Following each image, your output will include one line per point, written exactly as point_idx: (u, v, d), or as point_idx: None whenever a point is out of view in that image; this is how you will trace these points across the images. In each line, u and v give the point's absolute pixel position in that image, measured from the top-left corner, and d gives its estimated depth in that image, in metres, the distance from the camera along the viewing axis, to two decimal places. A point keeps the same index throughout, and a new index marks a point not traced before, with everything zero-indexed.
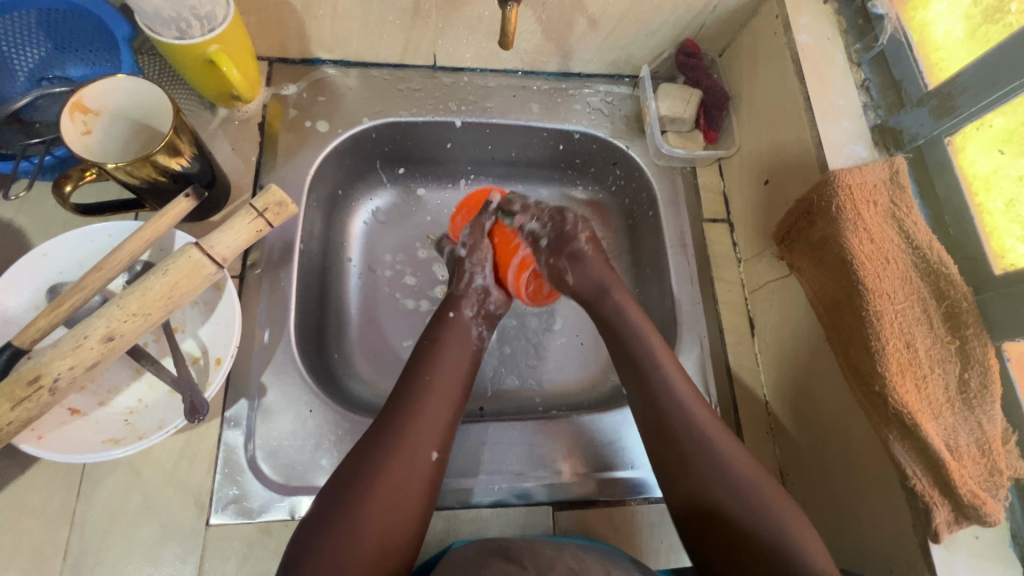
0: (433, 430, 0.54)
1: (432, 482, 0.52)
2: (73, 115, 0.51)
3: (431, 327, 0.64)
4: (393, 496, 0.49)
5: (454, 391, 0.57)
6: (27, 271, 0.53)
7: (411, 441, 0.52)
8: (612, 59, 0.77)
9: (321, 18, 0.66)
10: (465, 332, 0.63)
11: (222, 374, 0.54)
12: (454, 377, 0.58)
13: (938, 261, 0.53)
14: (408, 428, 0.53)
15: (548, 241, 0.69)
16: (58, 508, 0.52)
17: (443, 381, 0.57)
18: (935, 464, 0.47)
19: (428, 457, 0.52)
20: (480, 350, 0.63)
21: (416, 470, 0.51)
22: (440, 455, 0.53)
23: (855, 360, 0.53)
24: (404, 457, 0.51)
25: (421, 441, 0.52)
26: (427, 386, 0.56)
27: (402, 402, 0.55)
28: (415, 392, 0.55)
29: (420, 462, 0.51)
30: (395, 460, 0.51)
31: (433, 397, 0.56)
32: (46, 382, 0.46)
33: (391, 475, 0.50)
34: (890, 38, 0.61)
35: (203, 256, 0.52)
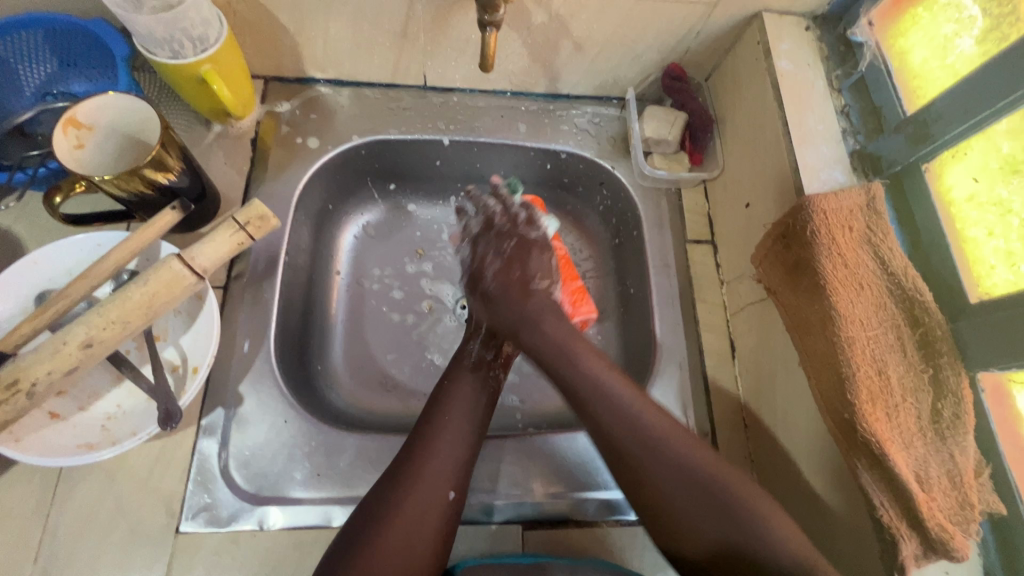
0: (449, 469, 0.54)
1: (449, 518, 0.52)
2: (66, 131, 0.53)
3: (450, 367, 0.63)
4: (411, 533, 0.50)
5: (469, 429, 0.57)
6: (17, 278, 0.55)
7: (428, 478, 0.52)
8: (599, 82, 0.78)
9: (313, 39, 0.68)
10: (482, 374, 0.62)
11: (197, 382, 0.55)
12: (468, 416, 0.58)
13: (913, 287, 0.53)
14: (424, 468, 0.53)
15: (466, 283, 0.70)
16: (32, 510, 0.53)
17: (454, 416, 0.57)
18: (902, 494, 0.46)
19: (446, 495, 0.52)
20: (497, 392, 0.63)
21: (432, 509, 0.51)
22: (458, 493, 0.53)
23: (827, 388, 0.52)
24: (421, 493, 0.52)
25: (436, 481, 0.53)
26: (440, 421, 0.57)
27: (416, 440, 0.55)
28: (429, 429, 0.56)
29: (437, 500, 0.52)
30: (411, 501, 0.51)
31: (450, 434, 0.56)
32: (23, 386, 0.47)
33: (408, 515, 0.50)
34: (870, 64, 0.62)
35: (184, 267, 0.53)
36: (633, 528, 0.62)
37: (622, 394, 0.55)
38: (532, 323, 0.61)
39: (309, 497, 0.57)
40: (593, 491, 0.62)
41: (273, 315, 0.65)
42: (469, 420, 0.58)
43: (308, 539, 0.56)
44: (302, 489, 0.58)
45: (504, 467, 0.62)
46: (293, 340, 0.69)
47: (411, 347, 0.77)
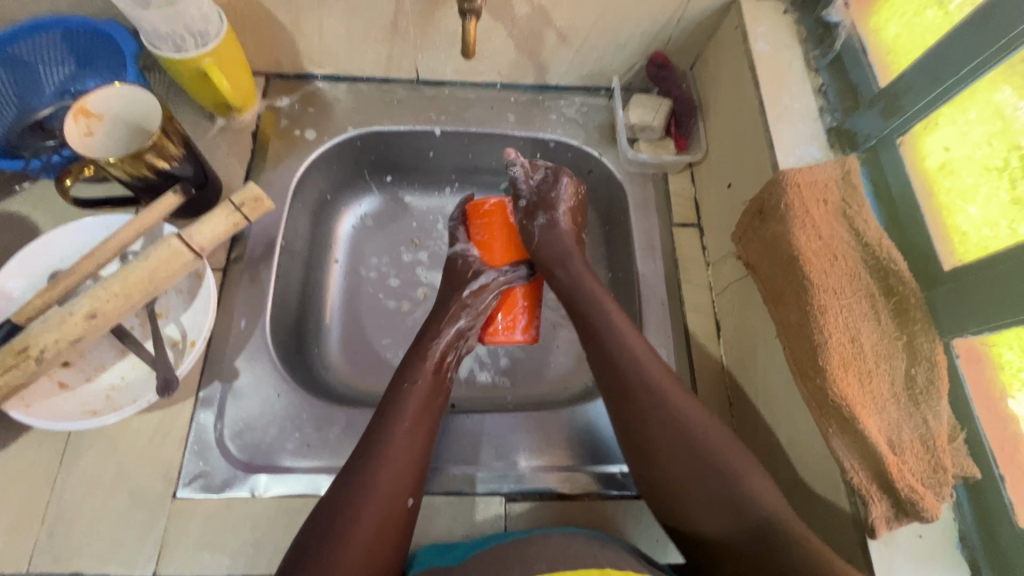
0: (409, 474, 0.54)
1: (405, 523, 0.52)
2: (77, 119, 0.57)
3: (409, 361, 0.62)
4: (371, 539, 0.49)
5: (427, 431, 0.57)
6: (32, 257, 0.60)
7: (387, 480, 0.52)
8: (586, 72, 0.81)
9: (309, 36, 0.72)
10: (439, 377, 0.62)
11: (194, 354, 0.58)
12: (423, 419, 0.58)
13: (886, 256, 0.53)
14: (384, 473, 0.53)
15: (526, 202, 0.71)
16: (41, 474, 0.57)
17: (414, 416, 0.57)
18: (873, 457, 0.46)
19: (405, 503, 0.52)
20: (450, 383, 0.64)
21: (391, 514, 0.51)
22: (415, 501, 0.54)
23: (800, 356, 0.52)
24: (381, 498, 0.51)
25: (394, 490, 0.52)
26: (403, 420, 0.56)
27: (378, 440, 0.55)
28: (387, 429, 0.55)
29: (396, 507, 0.52)
30: (372, 508, 0.50)
31: (406, 435, 0.55)
32: (32, 352, 0.51)
33: (366, 521, 0.50)
34: (845, 44, 0.64)
35: (183, 245, 0.57)
36: (616, 502, 0.62)
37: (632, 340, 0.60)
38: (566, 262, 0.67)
39: (299, 466, 0.59)
40: (579, 464, 0.64)
41: (269, 295, 0.68)
42: (425, 422, 0.58)
43: (297, 507, 0.58)
44: (293, 458, 0.60)
45: (490, 440, 0.64)
46: (289, 322, 0.72)
47: (405, 331, 0.80)
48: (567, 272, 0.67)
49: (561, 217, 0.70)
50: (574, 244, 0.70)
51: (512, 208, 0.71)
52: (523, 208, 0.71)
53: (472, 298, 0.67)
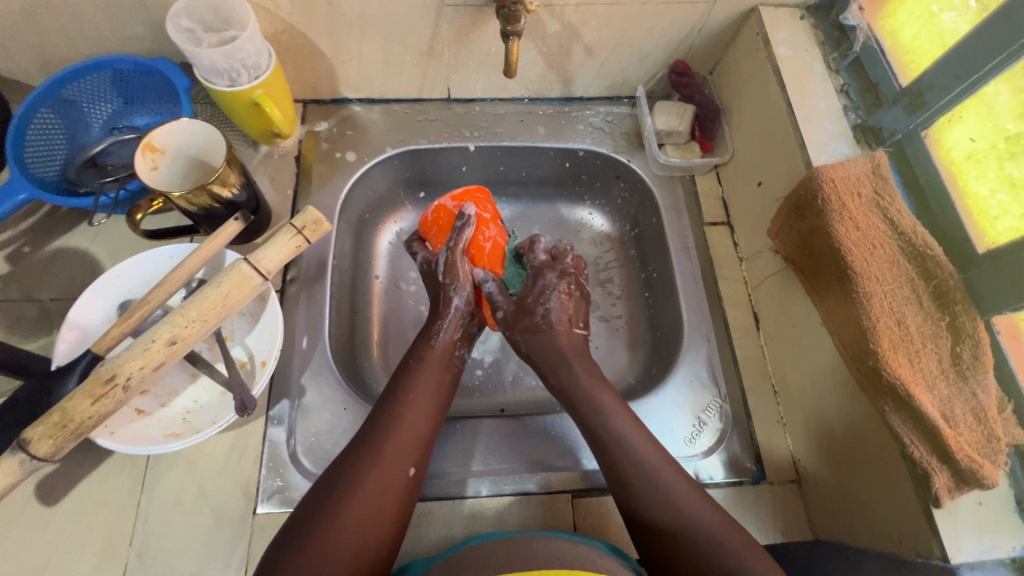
0: (411, 445, 0.57)
1: (409, 494, 0.56)
2: (144, 154, 0.60)
3: (418, 346, 0.67)
4: (375, 500, 0.53)
5: (430, 407, 0.61)
6: (104, 289, 0.62)
7: (394, 446, 0.56)
8: (610, 83, 0.84)
9: (348, 62, 0.75)
10: (448, 356, 0.67)
11: (267, 373, 0.60)
12: (431, 395, 0.62)
13: (923, 243, 0.56)
14: (387, 444, 0.56)
15: (510, 309, 0.71)
16: (126, 499, 0.58)
17: (422, 394, 0.62)
18: (931, 432, 0.49)
19: (405, 472, 0.56)
20: (460, 372, 0.68)
21: (393, 481, 0.55)
22: (417, 471, 0.57)
23: (850, 340, 0.56)
24: (387, 464, 0.55)
25: (399, 458, 0.56)
26: (416, 393, 0.61)
27: (389, 411, 0.59)
28: (398, 402, 0.60)
29: (400, 474, 0.55)
30: (375, 471, 0.54)
31: (416, 409, 0.60)
32: (120, 380, 0.53)
33: (372, 483, 0.53)
34: (863, 45, 0.67)
35: (251, 269, 0.59)
36: None
37: (624, 421, 0.60)
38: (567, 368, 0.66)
39: None
40: None
41: (326, 314, 0.70)
42: (434, 398, 0.62)
43: None
44: None
45: (550, 442, 0.68)
46: (343, 338, 0.74)
47: None
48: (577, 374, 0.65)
49: (554, 313, 0.70)
50: (569, 346, 0.68)
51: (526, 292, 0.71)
52: (506, 315, 0.71)
53: (449, 278, 0.70)
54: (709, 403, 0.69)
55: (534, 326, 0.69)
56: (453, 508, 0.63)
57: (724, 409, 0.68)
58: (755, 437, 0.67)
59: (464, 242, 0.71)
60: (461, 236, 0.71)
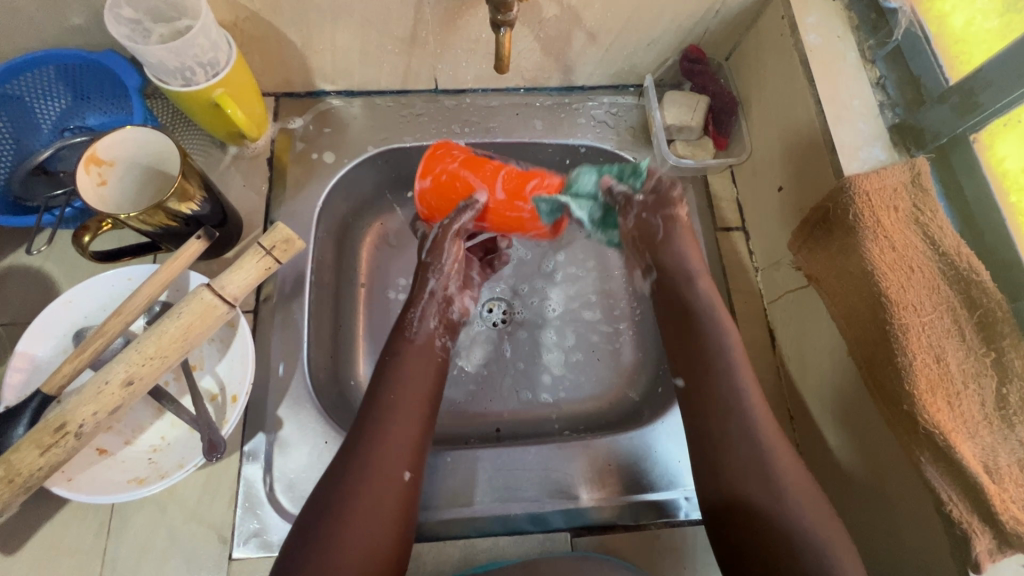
0: (404, 447, 0.53)
1: (407, 501, 0.51)
2: (88, 168, 0.53)
3: (392, 339, 0.61)
4: (367, 528, 0.47)
5: (420, 408, 0.56)
6: (56, 317, 0.56)
7: (379, 463, 0.51)
8: (615, 70, 0.76)
9: (322, 52, 0.67)
10: (428, 349, 0.60)
11: (237, 411, 0.55)
12: (416, 397, 0.56)
13: (967, 266, 0.50)
14: (379, 448, 0.52)
15: (646, 199, 0.63)
16: (90, 546, 0.54)
17: (407, 400, 0.55)
18: (971, 487, 0.44)
19: (401, 478, 0.51)
20: (446, 363, 0.62)
21: (389, 487, 0.50)
22: (413, 474, 0.52)
23: (880, 376, 0.50)
24: (374, 483, 0.50)
25: (391, 462, 0.51)
26: (394, 406, 0.55)
27: (373, 424, 0.53)
28: (381, 415, 0.54)
29: (395, 481, 0.51)
30: (374, 476, 0.50)
31: (399, 418, 0.54)
32: (71, 428, 0.47)
33: (362, 502, 0.48)
34: (906, 32, 0.58)
35: (215, 297, 0.53)
36: (684, 529, 0.61)
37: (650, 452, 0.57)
38: (695, 282, 0.62)
39: None
40: (627, 493, 0.61)
41: (305, 336, 0.64)
42: (419, 403, 0.56)
43: None
44: None
45: (547, 474, 0.62)
46: (325, 358, 0.69)
47: None
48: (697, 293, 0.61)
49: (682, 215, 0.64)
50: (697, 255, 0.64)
51: (628, 207, 0.63)
52: (642, 202, 0.63)
53: (433, 258, 0.63)
54: None
55: (673, 220, 0.63)
56: (441, 549, 0.58)
57: None
58: None
59: (461, 225, 0.61)
60: (461, 218, 0.61)
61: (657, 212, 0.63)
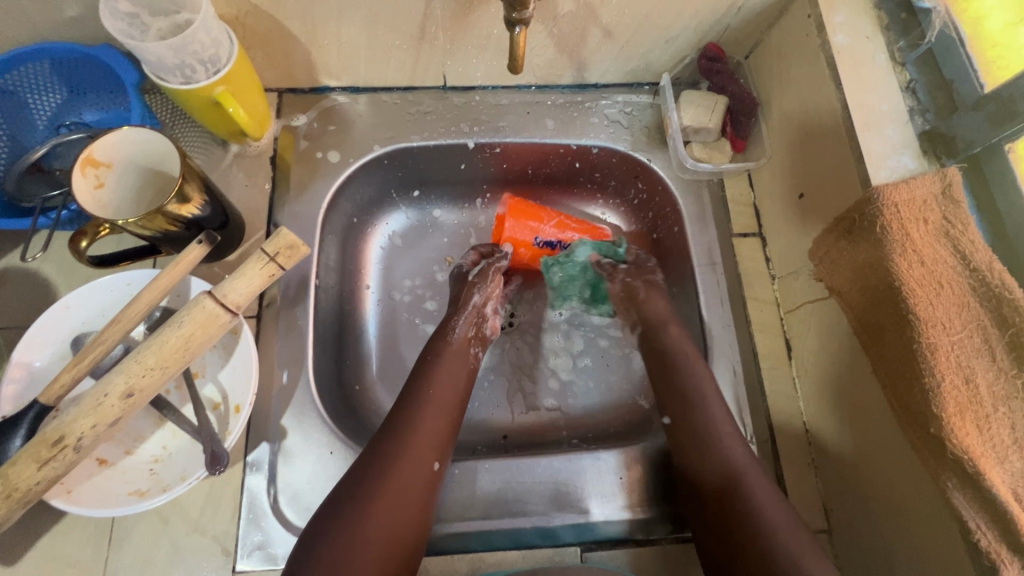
0: (434, 438, 0.54)
1: (430, 490, 0.52)
2: (84, 170, 0.51)
3: (433, 342, 0.63)
4: (391, 517, 0.48)
5: (451, 402, 0.58)
6: (53, 324, 0.54)
7: (408, 454, 0.52)
8: (630, 68, 0.73)
9: (327, 47, 0.65)
10: (462, 352, 0.62)
11: (241, 422, 0.54)
12: (452, 394, 0.58)
13: (1000, 283, 0.47)
14: (409, 441, 0.53)
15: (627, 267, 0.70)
16: (91, 558, 0.53)
17: (440, 395, 0.57)
18: (1001, 515, 0.42)
19: (431, 467, 0.53)
20: (477, 369, 0.63)
21: (418, 476, 0.52)
22: (441, 465, 0.54)
23: (906, 394, 0.48)
24: (400, 471, 0.51)
25: (422, 452, 0.53)
26: (428, 400, 0.56)
27: (400, 422, 0.54)
28: (408, 413, 0.55)
29: (422, 470, 0.52)
30: (400, 467, 0.51)
31: (432, 413, 0.56)
32: (70, 442, 0.46)
33: (390, 488, 0.50)
34: (939, 34, 0.56)
35: (217, 305, 0.51)
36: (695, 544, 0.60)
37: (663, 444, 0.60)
38: (667, 328, 0.65)
39: None
40: (638, 507, 0.60)
41: (310, 343, 0.63)
42: (451, 398, 0.58)
43: None
44: None
45: (556, 487, 0.60)
46: (330, 365, 0.67)
47: None
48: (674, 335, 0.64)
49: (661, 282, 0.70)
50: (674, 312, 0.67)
51: (614, 274, 0.70)
52: (625, 268, 0.70)
53: (479, 279, 0.67)
54: None
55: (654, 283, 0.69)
56: (449, 563, 0.57)
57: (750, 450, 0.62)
58: (783, 481, 0.61)
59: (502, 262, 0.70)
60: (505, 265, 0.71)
61: (638, 276, 0.69)
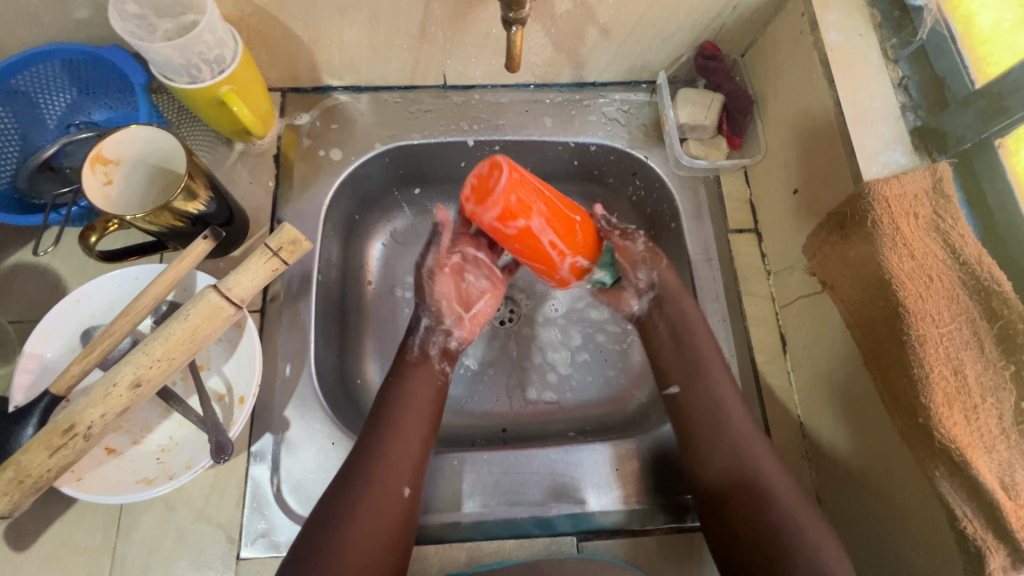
0: (404, 464, 0.55)
1: (410, 514, 0.53)
2: (94, 168, 0.53)
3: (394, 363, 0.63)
4: (366, 544, 0.50)
5: (421, 424, 0.57)
6: (64, 317, 0.56)
7: (376, 484, 0.53)
8: (627, 67, 0.74)
9: (328, 47, 0.66)
10: (427, 372, 0.62)
11: (245, 413, 0.55)
12: (420, 413, 0.58)
13: (988, 276, 0.48)
14: (381, 466, 0.54)
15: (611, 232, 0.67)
16: (100, 543, 0.55)
17: (410, 416, 0.57)
18: (986, 502, 0.43)
19: (400, 493, 0.53)
20: (446, 383, 0.63)
21: (388, 504, 0.52)
22: (413, 489, 0.54)
23: (896, 388, 0.49)
24: (371, 508, 0.52)
25: (392, 477, 0.53)
26: (396, 424, 0.56)
27: (370, 444, 0.55)
28: (383, 423, 0.56)
29: (393, 499, 0.53)
30: (370, 496, 0.52)
31: (400, 437, 0.56)
32: (80, 430, 0.47)
33: (364, 516, 0.51)
34: (930, 31, 0.57)
35: (222, 299, 0.52)
36: (689, 533, 0.61)
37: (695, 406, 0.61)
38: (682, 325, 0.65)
39: None
40: (634, 499, 0.61)
41: (312, 336, 0.64)
42: (423, 418, 0.58)
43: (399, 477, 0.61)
44: None
45: (553, 479, 0.61)
46: (333, 358, 0.68)
47: None
48: (683, 312, 0.65)
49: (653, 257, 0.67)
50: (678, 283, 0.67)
51: (626, 236, 0.67)
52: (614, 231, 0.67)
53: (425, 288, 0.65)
54: None
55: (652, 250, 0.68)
56: (448, 551, 0.58)
57: None
58: None
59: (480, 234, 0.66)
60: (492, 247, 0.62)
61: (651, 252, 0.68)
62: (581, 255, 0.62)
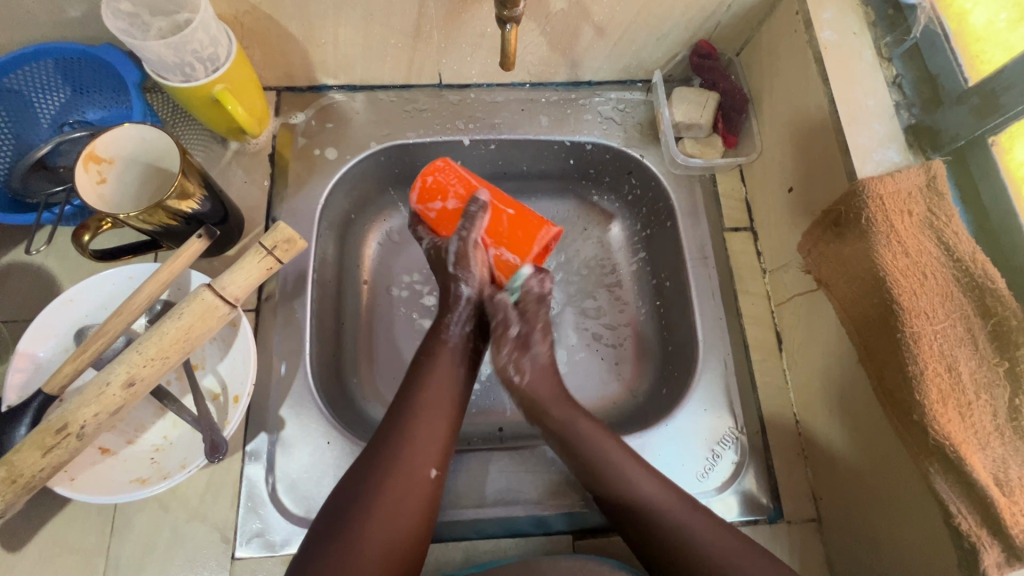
0: (431, 444, 0.54)
1: (432, 498, 0.52)
2: (87, 166, 0.53)
3: (427, 339, 0.62)
4: (387, 526, 0.49)
5: (449, 404, 0.57)
6: (57, 317, 0.56)
7: (403, 466, 0.52)
8: (623, 65, 0.74)
9: (324, 46, 0.66)
10: (460, 352, 0.61)
11: (239, 412, 0.55)
12: (451, 390, 0.58)
13: (982, 273, 0.48)
14: (406, 449, 0.53)
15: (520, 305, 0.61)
16: (94, 543, 0.55)
17: (437, 394, 0.57)
18: (980, 499, 0.43)
19: (428, 474, 0.52)
20: (474, 361, 0.62)
21: (414, 485, 0.51)
22: (439, 472, 0.53)
23: (891, 386, 0.49)
24: (395, 490, 0.50)
25: (420, 458, 0.53)
26: (422, 406, 0.55)
27: (393, 427, 0.54)
28: (411, 400, 0.56)
29: (419, 480, 0.52)
30: (397, 477, 0.51)
31: (429, 414, 0.55)
32: (73, 429, 0.47)
33: (387, 500, 0.50)
34: (924, 29, 0.57)
35: (216, 298, 0.52)
36: None
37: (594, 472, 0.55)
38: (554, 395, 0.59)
39: None
40: None
41: (308, 335, 0.64)
42: (452, 395, 0.58)
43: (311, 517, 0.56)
44: None
45: (549, 478, 0.61)
46: (329, 357, 0.68)
47: None
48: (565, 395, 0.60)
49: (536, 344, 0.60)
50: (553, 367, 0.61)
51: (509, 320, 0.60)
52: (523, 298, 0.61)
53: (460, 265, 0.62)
54: (725, 434, 0.63)
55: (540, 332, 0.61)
56: (444, 550, 0.58)
57: (741, 441, 0.63)
58: (774, 470, 0.62)
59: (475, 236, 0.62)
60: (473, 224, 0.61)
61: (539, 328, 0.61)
62: (507, 249, 0.64)
